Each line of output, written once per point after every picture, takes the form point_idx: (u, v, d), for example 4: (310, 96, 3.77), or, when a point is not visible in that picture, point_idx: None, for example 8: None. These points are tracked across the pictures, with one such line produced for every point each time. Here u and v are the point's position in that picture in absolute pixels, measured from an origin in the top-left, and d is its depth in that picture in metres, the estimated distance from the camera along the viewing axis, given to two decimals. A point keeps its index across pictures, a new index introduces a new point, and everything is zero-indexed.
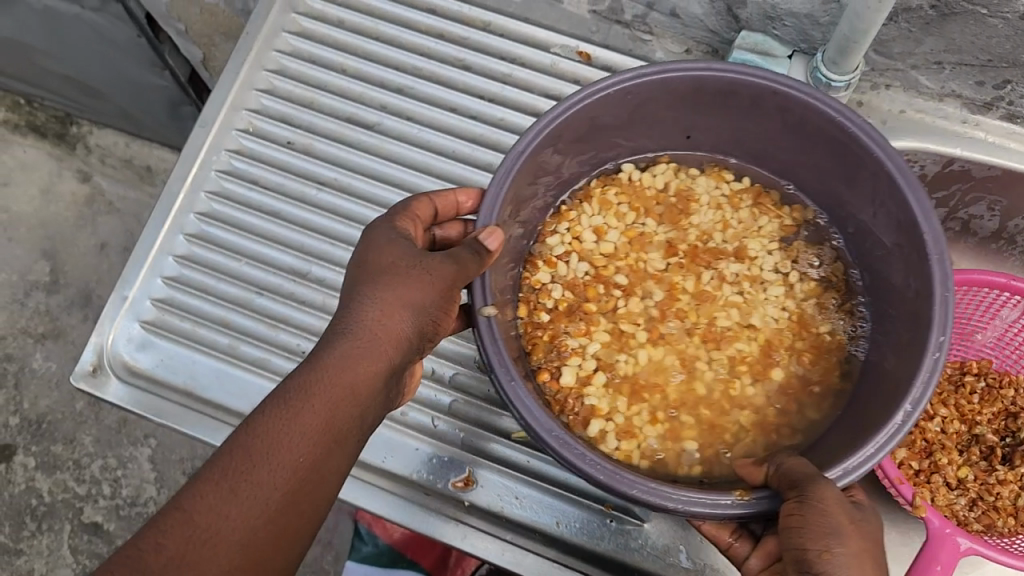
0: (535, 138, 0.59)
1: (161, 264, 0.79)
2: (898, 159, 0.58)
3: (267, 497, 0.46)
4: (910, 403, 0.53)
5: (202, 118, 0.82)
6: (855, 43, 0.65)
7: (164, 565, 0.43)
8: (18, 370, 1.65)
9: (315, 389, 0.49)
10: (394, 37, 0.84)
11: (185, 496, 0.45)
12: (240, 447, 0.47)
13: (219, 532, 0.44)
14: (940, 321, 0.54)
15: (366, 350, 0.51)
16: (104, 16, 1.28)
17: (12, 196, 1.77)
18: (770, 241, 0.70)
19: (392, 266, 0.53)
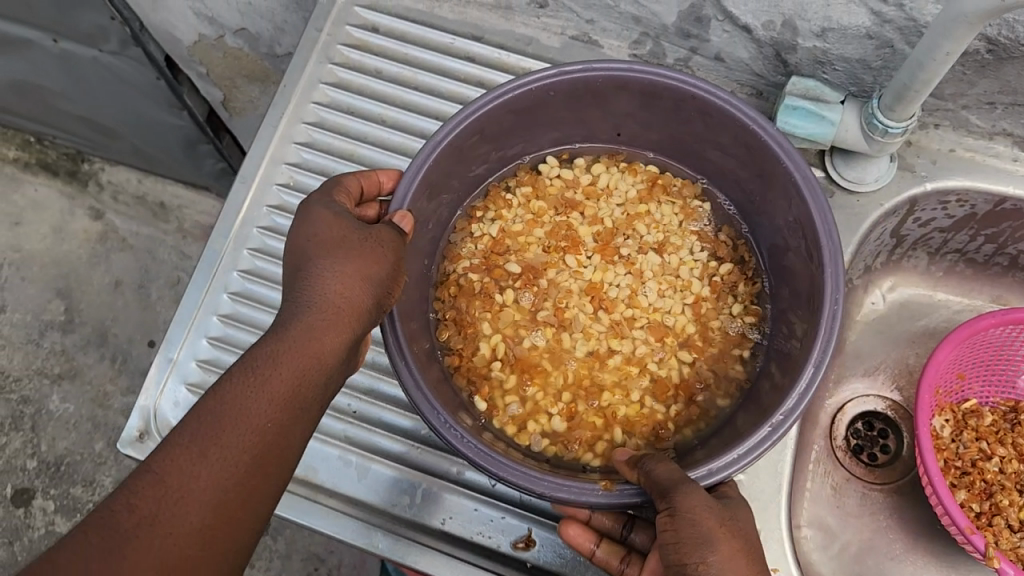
0: (452, 128, 0.65)
1: (205, 324, 0.78)
2: (806, 170, 0.62)
3: (234, 459, 0.52)
4: (783, 412, 0.58)
5: (242, 174, 0.81)
6: (911, 93, 0.63)
7: (138, 524, 0.49)
8: (35, 412, 1.63)
9: (280, 358, 0.54)
10: (432, 85, 0.83)
11: (157, 458, 0.51)
12: (209, 412, 0.52)
13: (191, 491, 0.50)
14: (826, 332, 0.59)
15: (329, 321, 0.56)
16: (123, 60, 1.27)
17: (24, 235, 1.76)
18: (687, 238, 0.77)
19: (346, 241, 0.58)
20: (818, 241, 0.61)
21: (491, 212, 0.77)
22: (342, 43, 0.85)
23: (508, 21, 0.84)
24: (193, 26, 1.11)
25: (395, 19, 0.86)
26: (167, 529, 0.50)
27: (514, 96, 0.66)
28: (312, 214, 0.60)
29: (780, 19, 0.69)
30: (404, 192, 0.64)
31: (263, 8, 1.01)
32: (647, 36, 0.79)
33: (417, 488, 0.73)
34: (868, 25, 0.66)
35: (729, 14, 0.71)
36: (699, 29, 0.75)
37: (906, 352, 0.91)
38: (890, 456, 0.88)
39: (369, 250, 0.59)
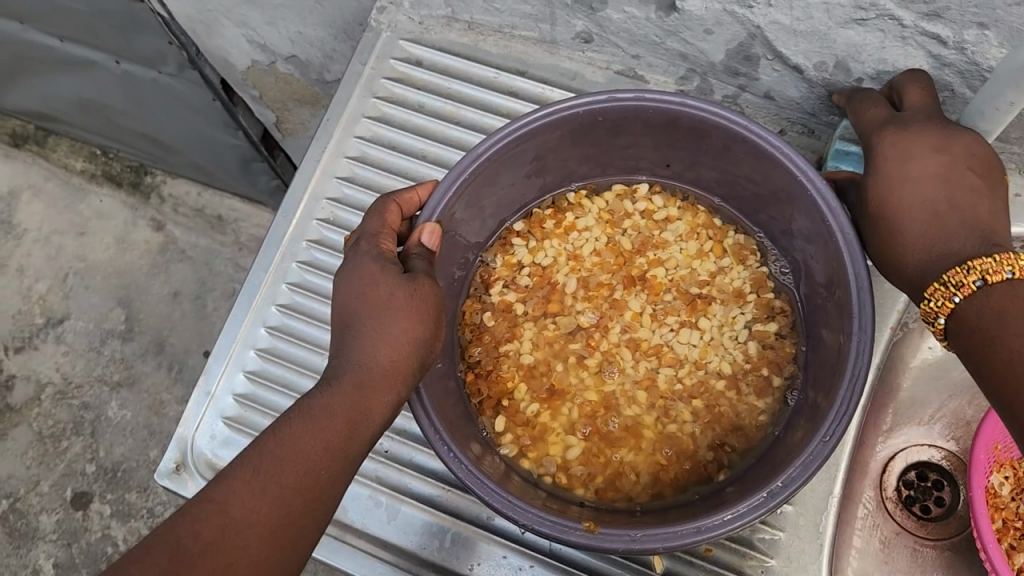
0: (494, 142, 0.64)
1: (243, 358, 0.78)
2: (850, 232, 0.60)
3: (290, 500, 0.50)
4: (783, 480, 0.57)
5: (284, 207, 0.82)
6: (983, 124, 0.61)
7: (201, 550, 0.47)
8: (95, 418, 1.68)
9: (333, 409, 0.53)
10: (474, 120, 0.82)
11: (218, 488, 0.49)
12: (267, 449, 0.51)
13: (249, 526, 0.48)
14: (842, 406, 0.57)
15: (378, 377, 0.55)
16: (180, 81, 1.29)
17: (88, 244, 1.80)
18: (742, 295, 0.71)
19: (394, 298, 0.57)
20: (850, 309, 0.59)
21: (534, 236, 0.75)
22: (385, 77, 0.85)
23: (553, 55, 0.83)
24: (247, 52, 1.13)
25: (439, 53, 0.85)
26: (226, 562, 0.47)
27: (564, 117, 0.65)
28: (360, 266, 0.59)
29: (833, 61, 0.67)
30: (435, 205, 0.64)
31: (314, 36, 1.02)
32: (694, 73, 0.77)
33: (447, 533, 0.72)
34: (926, 69, 0.64)
35: (779, 53, 0.69)
36: (748, 67, 0.73)
37: (962, 402, 0.85)
38: (944, 510, 0.84)
39: (417, 310, 0.58)
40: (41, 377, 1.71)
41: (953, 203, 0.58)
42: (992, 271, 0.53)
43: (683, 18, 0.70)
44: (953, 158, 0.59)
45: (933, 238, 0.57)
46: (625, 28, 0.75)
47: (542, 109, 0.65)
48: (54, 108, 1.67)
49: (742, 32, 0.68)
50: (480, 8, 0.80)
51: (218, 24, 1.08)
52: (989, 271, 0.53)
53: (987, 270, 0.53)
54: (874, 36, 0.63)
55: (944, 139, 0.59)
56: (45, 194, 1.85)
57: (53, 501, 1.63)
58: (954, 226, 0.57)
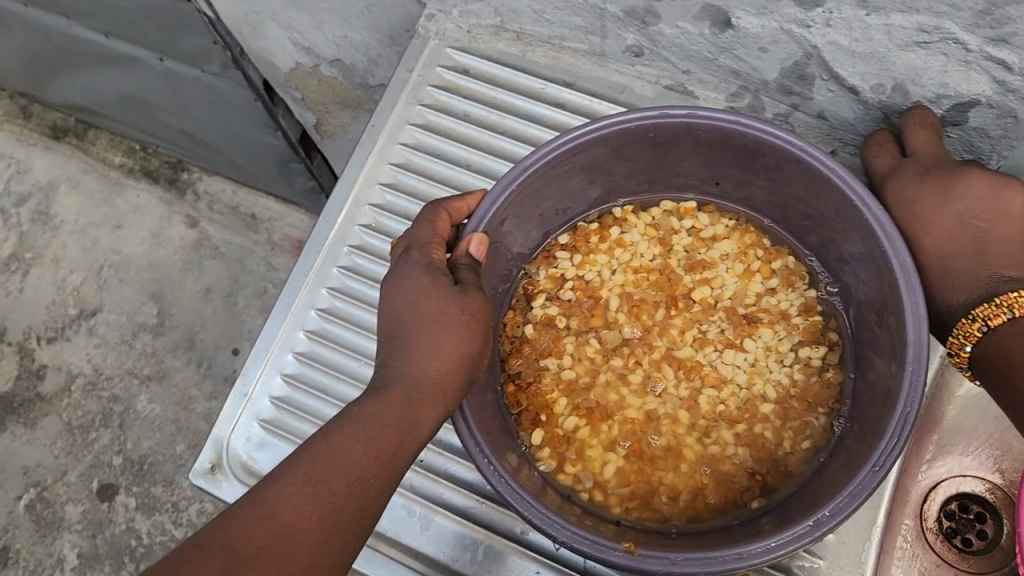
0: (543, 155, 0.64)
1: (281, 361, 0.78)
2: (907, 259, 0.59)
3: (340, 508, 0.50)
4: (831, 509, 0.56)
5: (327, 211, 0.82)
6: None
7: (254, 552, 0.47)
8: (124, 411, 1.69)
9: (383, 419, 0.53)
10: (520, 131, 0.82)
11: (269, 490, 0.49)
12: (319, 455, 0.51)
13: (300, 531, 0.48)
14: (892, 437, 0.56)
15: (427, 389, 0.55)
16: (223, 80, 1.29)
17: (123, 237, 1.82)
18: (790, 319, 0.70)
19: (444, 311, 0.56)
20: (904, 336, 0.58)
21: (578, 250, 0.74)
22: (431, 84, 0.85)
23: (601, 67, 0.82)
24: (291, 54, 1.13)
25: (487, 62, 0.85)
26: (277, 566, 0.47)
27: (614, 131, 0.64)
28: (410, 276, 0.58)
29: (891, 83, 0.66)
30: (483, 215, 0.63)
31: (360, 41, 1.02)
32: (745, 90, 0.76)
33: (481, 546, 0.71)
34: (989, 94, 0.62)
35: (836, 74, 0.68)
36: (802, 87, 0.71)
37: (1008, 433, 0.83)
38: (986, 542, 0.83)
39: (467, 324, 0.57)
40: (73, 367, 1.73)
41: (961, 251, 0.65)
42: (993, 315, 0.61)
43: (738, 35, 0.69)
44: (962, 208, 0.64)
45: (946, 287, 0.65)
46: (678, 42, 0.74)
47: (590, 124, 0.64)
48: (96, 103, 1.69)
49: (798, 51, 0.67)
50: (530, 19, 0.80)
51: (264, 25, 1.08)
52: (990, 315, 0.61)
53: (988, 316, 0.61)
54: (936, 60, 0.62)
55: (947, 189, 0.64)
56: (83, 186, 1.87)
57: (79, 491, 1.64)
58: (960, 278, 0.64)
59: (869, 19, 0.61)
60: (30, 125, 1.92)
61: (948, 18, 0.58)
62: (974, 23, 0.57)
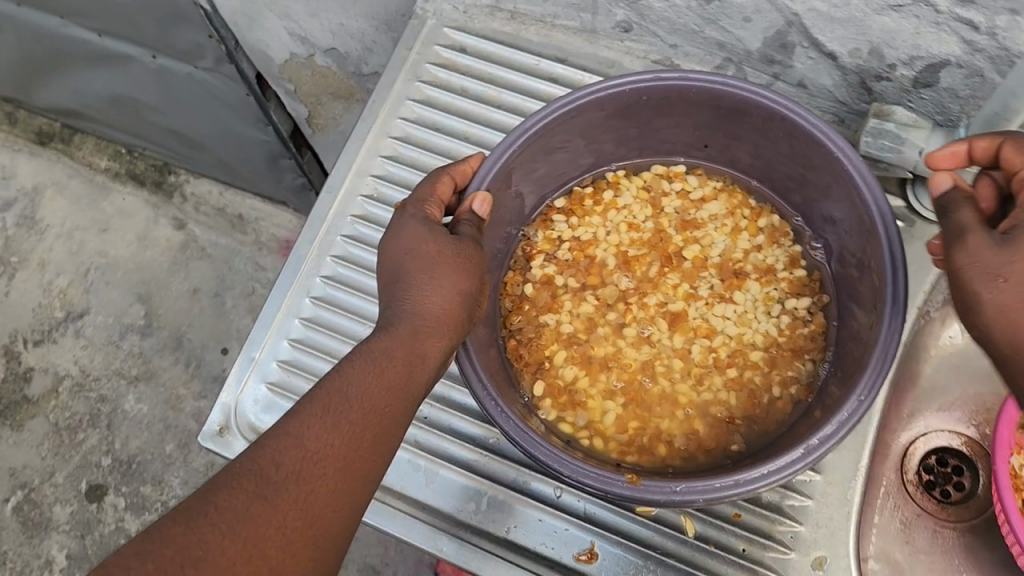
0: (541, 117, 0.67)
1: (287, 326, 0.81)
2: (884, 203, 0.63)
3: (359, 434, 0.53)
4: (818, 438, 0.59)
5: (330, 184, 0.85)
6: (1017, 102, 0.61)
7: (284, 477, 0.50)
8: (112, 411, 1.69)
9: (391, 352, 0.56)
10: (516, 104, 0.85)
11: (291, 421, 0.52)
12: (335, 389, 0.54)
13: (326, 454, 0.51)
14: (877, 366, 0.59)
15: (430, 326, 0.58)
16: (217, 75, 1.32)
17: (110, 240, 1.83)
18: (776, 273, 0.74)
19: (440, 255, 0.60)
20: (885, 275, 0.62)
21: (574, 213, 0.77)
22: (430, 62, 0.88)
23: (592, 44, 0.86)
24: (286, 44, 1.16)
25: (484, 40, 0.88)
26: (307, 489, 0.50)
27: (607, 95, 0.68)
28: (404, 227, 0.61)
29: (867, 47, 0.70)
30: (485, 174, 0.66)
31: (355, 28, 1.05)
32: (729, 62, 0.80)
33: (484, 497, 0.74)
34: (958, 54, 0.67)
35: (815, 40, 0.72)
36: (783, 56, 0.76)
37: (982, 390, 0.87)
38: (964, 493, 0.86)
39: (463, 266, 0.60)
40: (59, 370, 1.73)
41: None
42: None
43: (723, 6, 0.74)
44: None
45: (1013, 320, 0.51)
46: (665, 16, 0.78)
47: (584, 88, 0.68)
48: (85, 105, 1.71)
49: (779, 19, 0.71)
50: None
51: (261, 16, 1.11)
52: None
53: None
54: (908, 23, 0.66)
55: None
56: (70, 191, 1.88)
57: (67, 491, 1.64)
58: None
59: None
60: (14, 131, 1.93)
61: None
62: None
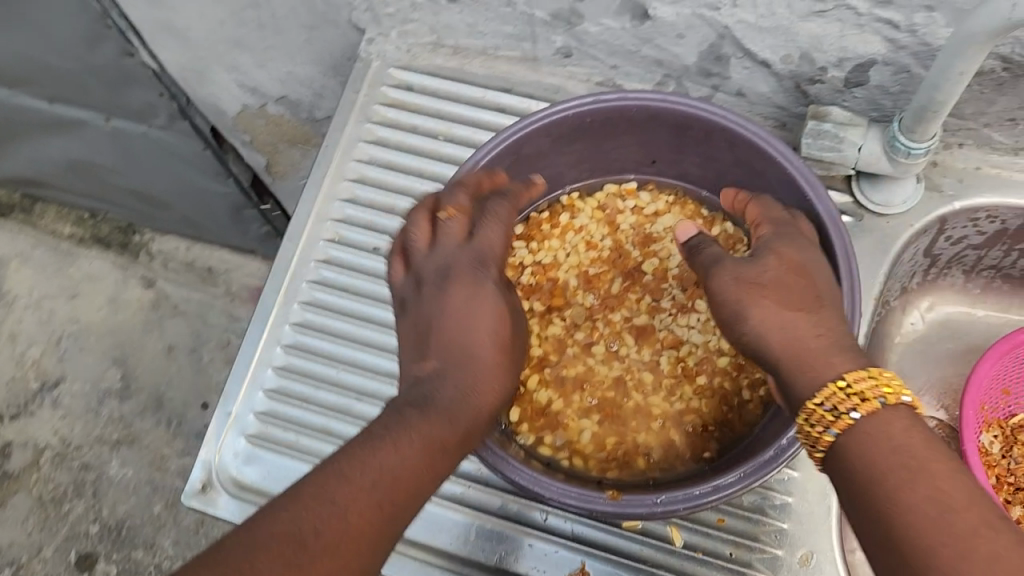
0: (489, 150, 0.69)
1: (261, 377, 0.81)
2: (827, 202, 0.65)
3: (399, 514, 0.52)
4: (787, 437, 0.60)
5: (291, 231, 0.85)
6: (941, 93, 0.62)
7: (321, 548, 0.48)
8: (96, 478, 1.67)
9: (450, 435, 0.55)
10: (467, 137, 0.87)
11: (346, 491, 0.50)
12: (400, 465, 0.52)
13: (369, 533, 0.50)
14: None
15: (485, 413, 0.58)
16: (172, 133, 1.33)
17: (80, 306, 1.82)
18: None
19: (506, 342, 0.61)
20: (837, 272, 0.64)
21: (533, 238, 0.79)
22: (379, 102, 0.90)
23: (536, 72, 0.88)
24: (238, 97, 1.18)
25: (428, 77, 0.90)
26: (342, 565, 0.48)
27: (550, 122, 0.70)
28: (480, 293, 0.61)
29: (798, 52, 0.72)
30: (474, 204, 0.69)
31: (304, 76, 1.07)
32: (669, 77, 0.83)
33: (471, 527, 0.74)
34: (883, 53, 0.69)
35: (748, 50, 0.74)
36: (720, 68, 0.78)
37: (948, 373, 0.90)
38: None
39: (511, 357, 0.62)
40: (39, 442, 1.72)
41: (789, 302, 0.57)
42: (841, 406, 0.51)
43: (656, 25, 0.76)
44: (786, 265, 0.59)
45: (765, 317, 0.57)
46: (602, 39, 0.80)
47: (528, 117, 0.70)
48: (43, 174, 1.70)
49: (711, 33, 0.74)
50: (464, 33, 0.86)
51: (210, 72, 1.13)
52: (862, 401, 0.51)
53: (858, 402, 0.51)
54: (833, 26, 0.68)
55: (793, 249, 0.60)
56: (35, 261, 1.87)
57: (58, 564, 1.62)
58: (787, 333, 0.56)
59: None
60: None
61: None
62: None
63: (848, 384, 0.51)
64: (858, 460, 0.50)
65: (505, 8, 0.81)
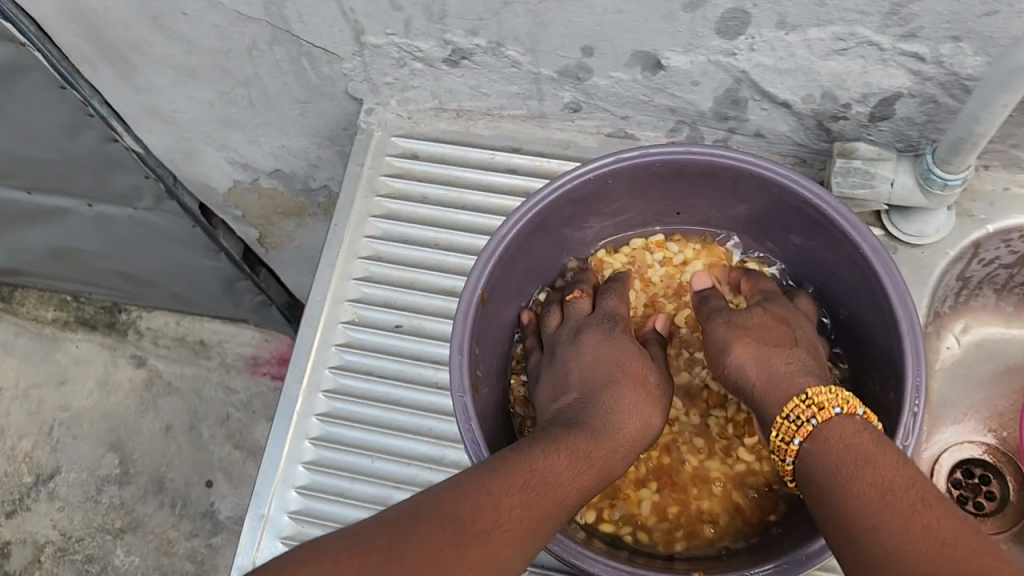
0: (517, 219, 0.66)
1: (291, 474, 0.77)
2: (874, 241, 0.63)
3: (540, 521, 0.54)
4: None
5: (307, 317, 0.82)
6: (981, 126, 0.61)
7: (474, 534, 0.50)
8: (101, 570, 1.60)
9: (590, 459, 0.58)
10: (479, 202, 0.85)
11: (496, 484, 0.53)
12: (545, 471, 0.55)
13: (512, 530, 0.52)
14: (911, 412, 0.59)
15: (629, 450, 0.61)
16: (159, 213, 1.29)
17: (70, 392, 1.76)
18: None
19: (646, 386, 0.65)
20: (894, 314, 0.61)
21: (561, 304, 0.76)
22: (384, 174, 0.87)
23: (543, 128, 0.86)
24: (228, 174, 1.14)
25: (432, 143, 0.88)
26: (488, 551, 0.50)
27: (575, 184, 0.67)
28: (614, 346, 0.67)
29: (820, 91, 0.71)
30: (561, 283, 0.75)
31: (297, 148, 1.04)
32: (683, 124, 0.81)
33: None
34: (909, 85, 0.68)
35: (767, 93, 0.72)
36: (737, 111, 0.76)
37: (991, 395, 0.88)
38: (997, 502, 0.86)
39: (658, 401, 0.65)
40: (38, 537, 1.65)
41: (772, 340, 0.64)
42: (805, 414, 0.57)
43: (670, 74, 0.74)
44: (771, 316, 0.66)
45: (748, 353, 0.64)
46: (613, 91, 0.78)
47: (553, 180, 0.67)
48: (24, 262, 1.65)
49: (727, 78, 0.72)
50: (467, 95, 0.85)
51: (198, 151, 1.10)
52: (820, 409, 0.57)
53: (814, 411, 0.57)
54: (856, 63, 0.67)
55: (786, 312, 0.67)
56: (19, 349, 1.81)
57: None
58: (772, 368, 0.62)
59: (788, 37, 0.66)
60: None
61: (860, 24, 0.63)
62: (884, 24, 0.63)
63: (809, 397, 0.57)
64: (820, 473, 0.54)
65: (510, 69, 0.79)
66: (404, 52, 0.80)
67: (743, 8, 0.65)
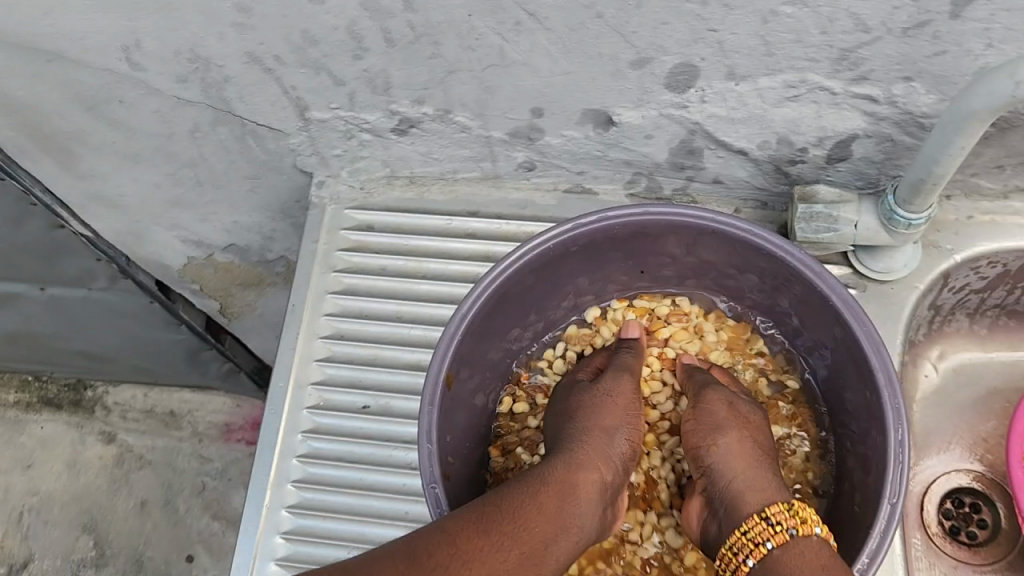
0: (477, 295, 0.64)
1: (265, 571, 0.74)
2: (841, 290, 0.62)
3: (504, 541, 0.53)
4: (867, 556, 0.55)
5: (270, 404, 0.79)
6: (940, 168, 0.60)
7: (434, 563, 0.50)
8: None
9: (544, 477, 0.60)
10: (440, 270, 0.82)
11: (448, 522, 0.54)
12: (499, 500, 0.56)
13: (474, 557, 0.52)
14: (897, 469, 0.57)
15: (589, 460, 0.63)
16: (115, 292, 1.25)
17: (38, 476, 1.67)
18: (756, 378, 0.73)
19: (611, 401, 0.67)
20: (869, 366, 0.60)
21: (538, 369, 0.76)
22: (340, 248, 0.84)
23: (499, 189, 0.84)
24: (181, 251, 1.11)
25: (387, 213, 0.85)
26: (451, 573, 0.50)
27: (534, 254, 0.65)
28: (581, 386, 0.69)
29: (775, 138, 0.70)
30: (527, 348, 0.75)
31: (250, 222, 1.01)
32: (640, 175, 0.79)
33: None
34: (864, 126, 0.67)
35: (722, 142, 0.71)
36: (693, 160, 0.75)
37: (973, 421, 0.87)
38: (989, 531, 0.84)
39: (611, 405, 0.67)
40: None
41: (747, 429, 0.65)
42: (787, 524, 0.56)
43: (623, 130, 0.73)
44: (754, 415, 0.66)
45: (735, 453, 0.63)
46: (566, 149, 0.77)
47: (511, 252, 0.65)
48: None
49: (681, 130, 0.71)
50: (419, 162, 0.83)
51: (150, 231, 1.06)
52: (795, 525, 0.56)
53: (794, 524, 0.56)
54: (808, 108, 0.66)
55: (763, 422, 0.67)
56: None
57: None
58: (748, 468, 0.62)
59: (739, 87, 0.65)
60: None
61: (810, 71, 0.62)
62: (833, 69, 0.62)
63: (795, 508, 0.57)
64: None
65: (460, 134, 0.77)
66: (351, 124, 0.78)
67: (691, 62, 0.64)
